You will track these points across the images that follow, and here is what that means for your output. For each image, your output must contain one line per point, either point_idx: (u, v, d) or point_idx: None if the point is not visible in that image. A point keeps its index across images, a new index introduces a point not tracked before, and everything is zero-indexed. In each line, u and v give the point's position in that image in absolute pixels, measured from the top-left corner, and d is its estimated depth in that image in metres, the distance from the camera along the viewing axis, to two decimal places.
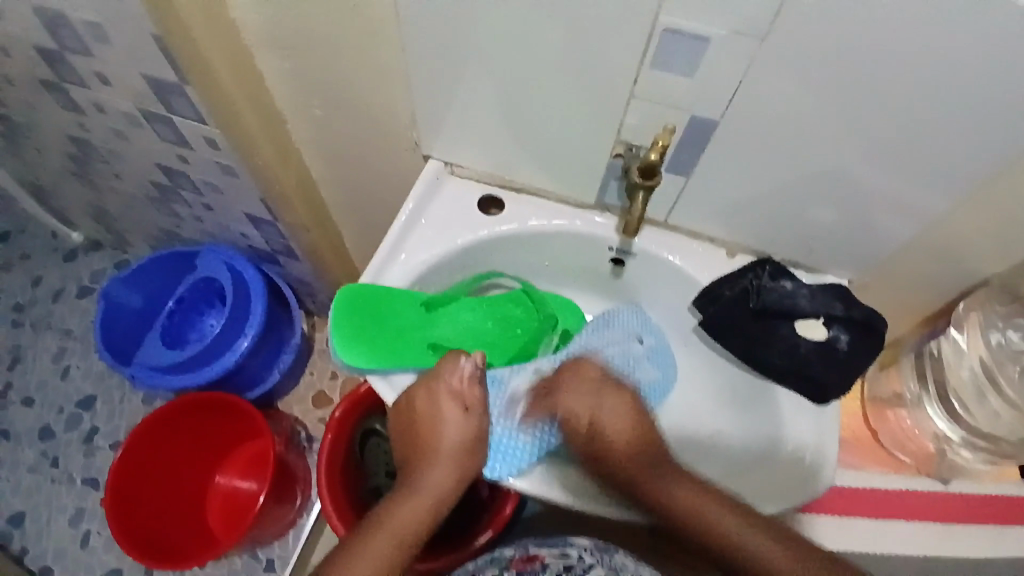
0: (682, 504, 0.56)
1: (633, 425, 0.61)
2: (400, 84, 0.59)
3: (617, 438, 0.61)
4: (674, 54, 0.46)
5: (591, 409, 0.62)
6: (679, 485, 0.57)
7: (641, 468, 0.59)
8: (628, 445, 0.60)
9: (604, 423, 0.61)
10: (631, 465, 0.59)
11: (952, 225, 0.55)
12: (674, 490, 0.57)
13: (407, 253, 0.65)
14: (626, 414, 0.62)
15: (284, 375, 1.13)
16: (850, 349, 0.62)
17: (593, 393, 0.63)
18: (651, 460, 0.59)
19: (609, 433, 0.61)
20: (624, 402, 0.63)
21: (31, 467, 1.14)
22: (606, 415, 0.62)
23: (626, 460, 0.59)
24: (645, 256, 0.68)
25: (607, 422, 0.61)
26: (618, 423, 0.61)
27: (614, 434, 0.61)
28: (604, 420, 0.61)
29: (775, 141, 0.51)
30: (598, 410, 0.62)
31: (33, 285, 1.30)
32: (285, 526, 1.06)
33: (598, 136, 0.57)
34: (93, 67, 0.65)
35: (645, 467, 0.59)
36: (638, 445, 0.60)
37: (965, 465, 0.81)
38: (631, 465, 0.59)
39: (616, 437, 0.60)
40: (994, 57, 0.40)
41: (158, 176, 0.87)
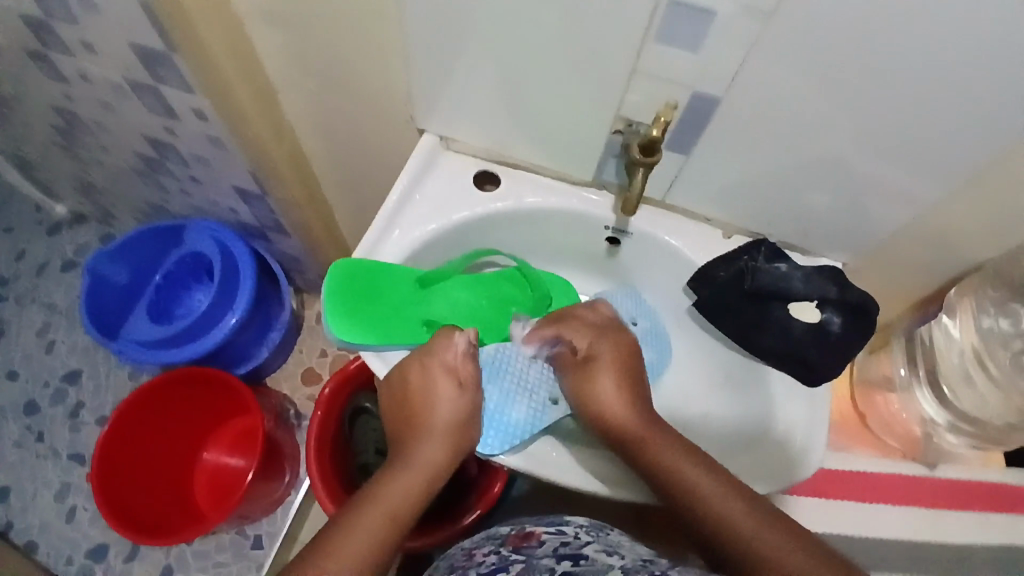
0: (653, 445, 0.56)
1: (628, 363, 0.63)
2: (395, 57, 0.58)
3: (611, 370, 0.61)
4: (677, 30, 0.45)
5: (591, 337, 0.64)
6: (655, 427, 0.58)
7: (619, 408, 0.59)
8: (620, 375, 0.61)
9: (603, 351, 0.63)
10: (615, 396, 0.60)
11: (947, 213, 0.55)
12: (650, 428, 0.58)
13: (401, 229, 0.65)
14: (623, 347, 0.63)
15: (273, 352, 1.12)
16: (842, 332, 0.63)
17: (598, 327, 0.65)
18: (641, 403, 0.60)
19: (602, 363, 0.62)
20: (619, 339, 0.64)
21: (16, 442, 1.13)
22: (604, 345, 0.63)
23: (606, 398, 0.60)
24: (641, 236, 0.68)
25: (603, 352, 0.63)
26: (615, 357, 0.62)
27: (608, 363, 0.62)
28: (603, 348, 0.63)
29: (775, 124, 0.51)
30: (596, 341, 0.63)
31: (17, 259, 1.28)
32: (273, 503, 1.05)
33: (597, 114, 0.56)
34: (78, 34, 0.63)
35: (627, 402, 0.59)
36: (629, 378, 0.62)
37: (950, 448, 0.83)
38: (613, 398, 0.60)
39: (609, 364, 0.62)
40: (999, 42, 0.40)
41: (145, 149, 0.85)
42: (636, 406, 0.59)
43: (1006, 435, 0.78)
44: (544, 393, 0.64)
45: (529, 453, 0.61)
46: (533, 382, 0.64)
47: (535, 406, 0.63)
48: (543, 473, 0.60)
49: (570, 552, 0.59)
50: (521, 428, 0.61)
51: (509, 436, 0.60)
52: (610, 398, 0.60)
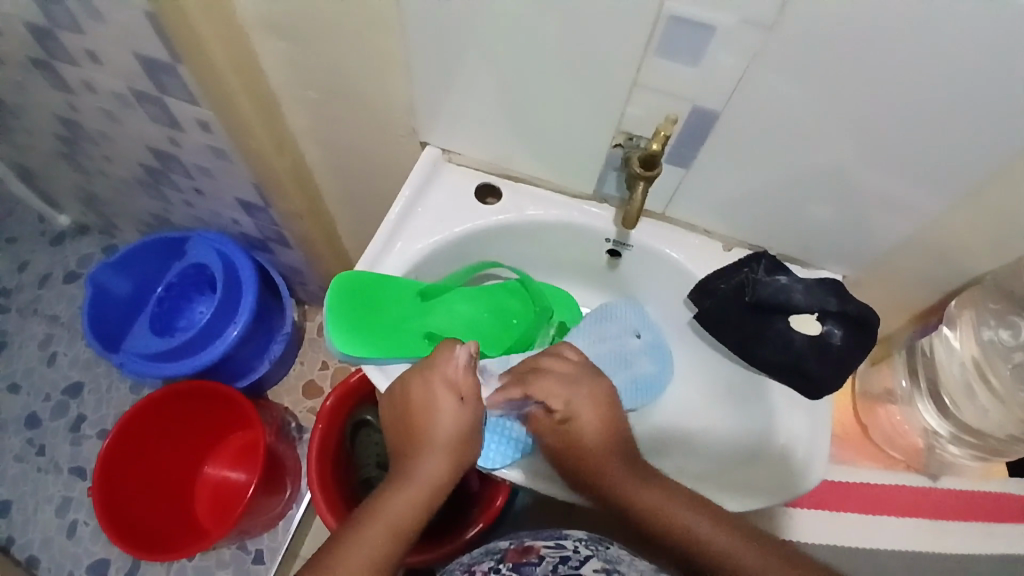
0: (650, 504, 0.57)
1: (609, 419, 0.61)
2: (398, 71, 0.58)
3: (592, 421, 0.60)
4: (676, 43, 0.46)
5: (566, 395, 0.61)
6: (646, 484, 0.58)
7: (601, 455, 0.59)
8: (603, 435, 0.60)
9: (581, 409, 0.61)
10: (604, 458, 0.59)
11: (947, 225, 0.56)
12: (639, 487, 0.57)
13: (403, 241, 0.65)
14: (600, 403, 0.61)
15: (275, 364, 1.12)
16: (844, 343, 0.62)
17: (572, 382, 0.62)
18: (624, 453, 0.60)
19: (581, 420, 0.60)
20: (593, 398, 0.61)
21: (17, 456, 1.12)
22: (580, 404, 0.61)
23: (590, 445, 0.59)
24: (642, 248, 0.68)
25: (580, 411, 0.61)
26: (594, 414, 0.61)
27: (590, 422, 0.60)
28: (581, 406, 0.61)
29: (774, 137, 0.51)
30: (573, 398, 0.61)
31: (20, 270, 1.28)
32: (274, 517, 1.05)
33: (598, 127, 0.57)
34: (85, 45, 0.64)
35: (617, 464, 0.59)
36: (611, 438, 0.60)
37: (952, 461, 0.82)
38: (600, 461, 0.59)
39: (592, 422, 0.60)
40: (996, 55, 0.40)
41: (149, 160, 0.86)
42: (625, 468, 0.59)
43: (1008, 447, 0.77)
44: None
45: (530, 464, 0.63)
46: None
47: None
48: (540, 485, 0.62)
49: (570, 572, 0.59)
50: (520, 442, 0.63)
51: (509, 449, 0.63)
52: (597, 457, 0.59)
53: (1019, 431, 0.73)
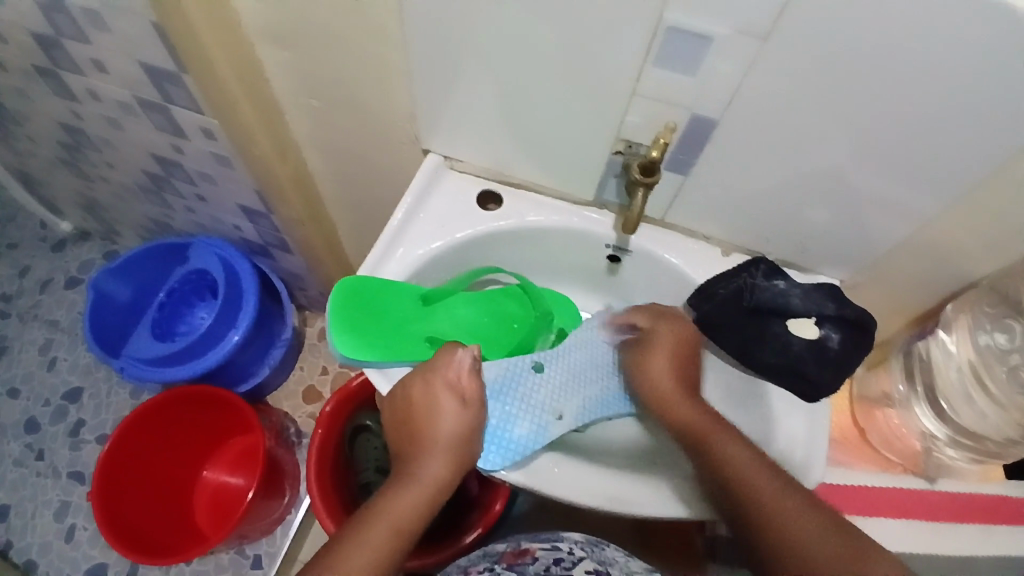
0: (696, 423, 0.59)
1: (682, 352, 0.64)
2: (400, 78, 0.59)
3: (666, 354, 0.63)
4: (674, 53, 0.47)
5: (651, 321, 0.65)
6: (701, 409, 0.60)
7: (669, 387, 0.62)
8: (672, 362, 0.63)
9: (662, 334, 0.64)
10: (666, 385, 0.62)
11: (942, 229, 0.57)
12: (695, 410, 0.60)
13: (405, 247, 0.66)
14: (680, 336, 0.64)
15: (275, 369, 1.13)
16: (841, 348, 0.63)
17: (657, 316, 0.65)
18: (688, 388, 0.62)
19: (658, 345, 0.64)
20: (682, 323, 0.65)
21: (16, 461, 1.13)
22: (661, 331, 0.64)
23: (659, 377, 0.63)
24: (642, 254, 0.69)
25: (659, 338, 0.64)
26: (672, 341, 0.64)
27: (661, 348, 0.63)
28: (662, 330, 0.64)
29: (769, 144, 0.52)
30: (655, 327, 0.65)
31: (20, 276, 1.29)
32: (273, 523, 1.06)
33: (598, 134, 0.57)
34: (89, 53, 0.64)
35: (675, 392, 0.62)
36: (680, 367, 0.63)
37: (950, 464, 0.82)
38: (665, 385, 0.62)
39: (664, 348, 0.63)
40: (989, 64, 0.41)
41: (150, 167, 0.86)
42: (682, 396, 0.61)
43: (1004, 448, 0.78)
44: (543, 409, 0.63)
45: (531, 469, 0.60)
46: (533, 399, 0.64)
47: (536, 423, 0.62)
48: (545, 490, 0.59)
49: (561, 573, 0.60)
50: (524, 444, 0.60)
51: (509, 452, 0.60)
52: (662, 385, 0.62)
53: (1016, 434, 0.74)
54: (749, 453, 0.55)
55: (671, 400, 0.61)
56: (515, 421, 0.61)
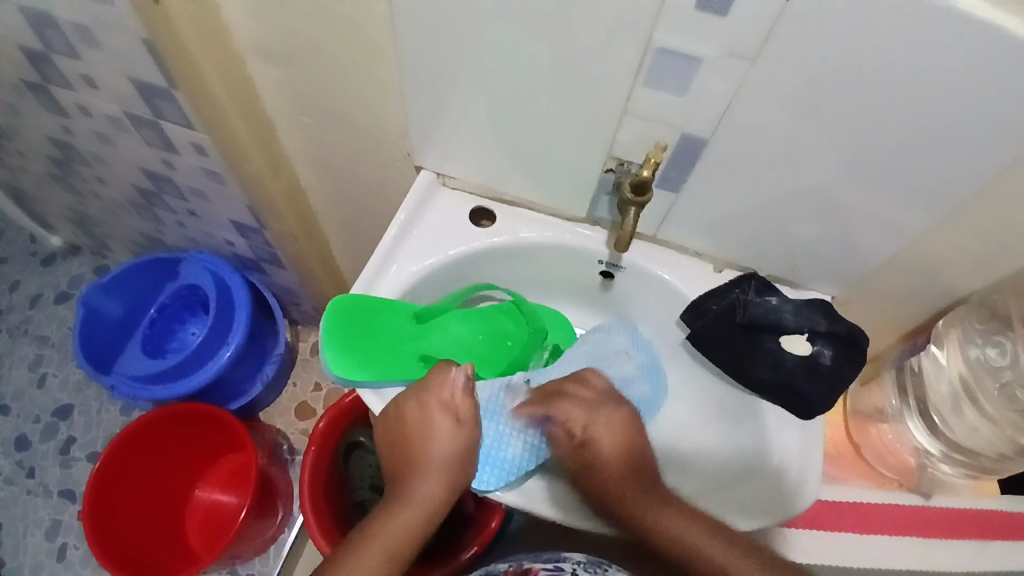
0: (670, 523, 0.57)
1: (627, 446, 0.61)
2: (392, 97, 0.59)
3: (612, 445, 0.60)
4: (663, 72, 0.47)
5: (587, 417, 0.61)
6: (666, 508, 0.57)
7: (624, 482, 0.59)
8: (619, 459, 0.60)
9: (600, 431, 0.61)
10: (622, 481, 0.59)
11: (931, 246, 0.57)
12: (658, 511, 0.57)
13: (398, 264, 0.65)
14: (623, 431, 0.61)
15: (267, 386, 1.12)
16: (834, 363, 0.63)
17: (592, 407, 0.62)
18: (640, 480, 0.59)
19: (601, 439, 0.60)
20: (616, 423, 0.62)
21: (6, 479, 1.11)
22: (600, 426, 0.61)
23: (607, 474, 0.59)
24: (635, 270, 0.69)
25: (601, 434, 0.61)
26: (613, 432, 0.61)
27: (609, 446, 0.60)
28: (600, 426, 0.61)
29: (760, 161, 0.53)
30: (592, 421, 0.61)
31: (11, 291, 1.28)
32: (266, 541, 1.05)
33: (589, 151, 0.58)
34: (81, 70, 0.64)
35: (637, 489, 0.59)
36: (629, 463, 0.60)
37: (944, 478, 0.83)
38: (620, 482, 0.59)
39: (610, 440, 0.60)
40: (973, 84, 0.41)
41: (142, 182, 0.86)
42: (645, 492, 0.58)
43: (998, 466, 0.77)
44: (540, 426, 0.62)
45: (525, 490, 0.60)
46: (530, 417, 0.63)
47: (531, 440, 0.61)
48: (540, 510, 0.59)
49: None
50: (517, 464, 0.60)
51: (504, 472, 0.59)
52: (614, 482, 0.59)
53: (1010, 449, 0.73)
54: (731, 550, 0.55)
55: (632, 498, 0.58)
56: (512, 438, 0.61)
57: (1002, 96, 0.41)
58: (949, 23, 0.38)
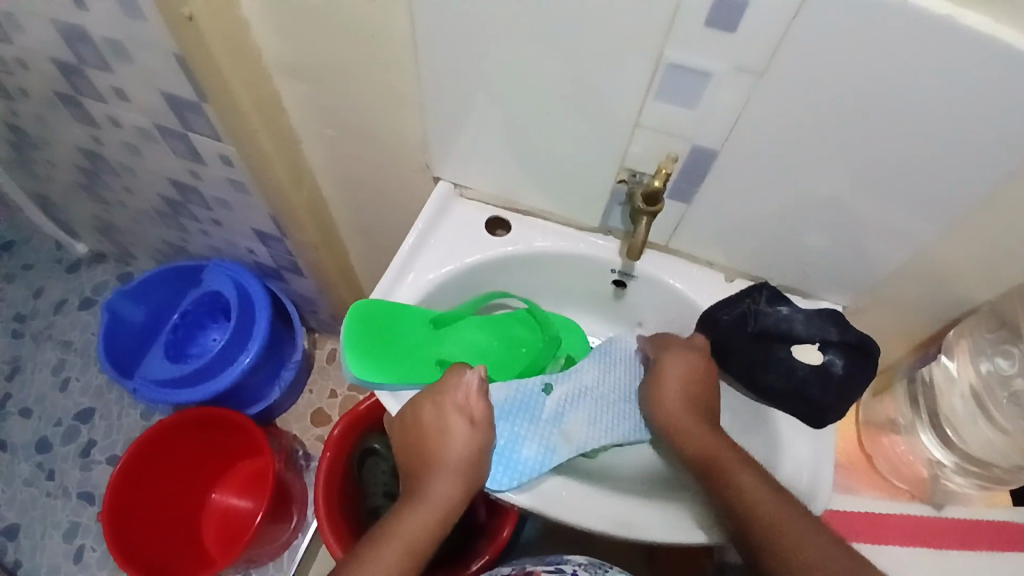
0: (731, 469, 0.56)
1: (693, 378, 0.63)
2: (412, 109, 0.61)
3: (678, 379, 0.63)
4: (675, 88, 0.49)
5: (662, 352, 0.65)
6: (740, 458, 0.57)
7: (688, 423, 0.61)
8: (685, 391, 0.62)
9: (670, 370, 0.63)
10: (678, 408, 0.62)
11: (941, 253, 0.58)
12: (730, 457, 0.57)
13: (416, 272, 0.67)
14: (693, 367, 0.63)
15: (285, 392, 1.14)
16: (846, 372, 0.63)
17: (665, 346, 0.66)
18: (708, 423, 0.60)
19: (670, 369, 0.64)
20: (688, 366, 0.64)
21: (27, 480, 1.14)
22: (672, 361, 0.64)
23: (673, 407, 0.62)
24: (646, 279, 0.70)
25: (662, 364, 0.64)
26: (690, 366, 0.64)
27: (673, 378, 0.63)
28: (669, 360, 0.64)
29: (768, 174, 0.54)
30: (668, 356, 0.65)
31: (35, 297, 1.31)
32: (279, 547, 1.06)
33: (601, 164, 0.59)
34: (112, 83, 0.67)
35: (689, 422, 0.61)
36: (694, 398, 0.62)
37: (959, 490, 0.83)
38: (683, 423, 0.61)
39: (675, 373, 0.63)
40: (975, 101, 0.42)
41: (168, 192, 0.89)
42: (697, 423, 0.61)
43: (1012, 476, 0.77)
44: (553, 429, 0.63)
45: (538, 491, 0.60)
46: (544, 422, 0.64)
47: (546, 445, 0.62)
48: (552, 512, 0.60)
49: None
50: (530, 466, 0.60)
51: (517, 473, 0.60)
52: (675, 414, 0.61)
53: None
54: (756, 477, 0.55)
55: (690, 430, 0.60)
56: (529, 443, 0.62)
57: (1007, 110, 0.42)
58: (954, 37, 0.39)
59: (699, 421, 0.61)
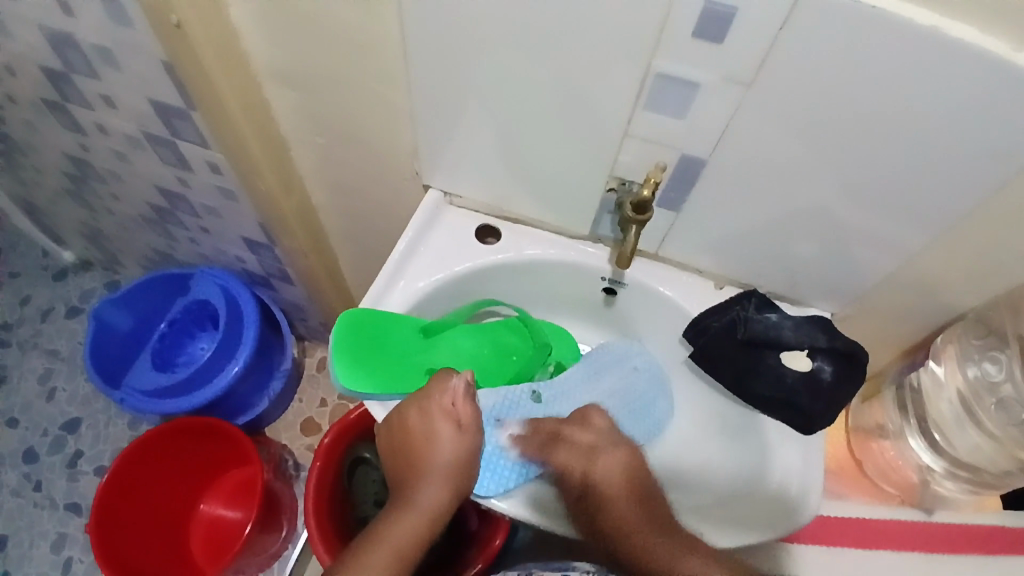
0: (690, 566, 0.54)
1: (627, 487, 0.61)
2: (403, 118, 0.61)
3: (613, 492, 0.60)
4: (664, 98, 0.49)
5: (584, 461, 0.62)
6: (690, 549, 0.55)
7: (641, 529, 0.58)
8: (627, 503, 0.60)
9: (600, 474, 0.61)
10: (626, 513, 0.59)
11: (928, 262, 0.58)
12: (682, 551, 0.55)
13: (406, 280, 0.67)
14: (627, 475, 0.62)
15: (274, 401, 1.14)
16: (835, 380, 0.64)
17: (589, 450, 0.63)
18: (657, 525, 0.58)
19: (601, 483, 0.61)
20: (619, 455, 0.63)
21: (12, 491, 1.12)
22: (602, 467, 0.62)
23: (618, 515, 0.59)
24: (636, 286, 0.70)
25: (591, 476, 0.61)
26: (620, 474, 0.61)
27: (610, 490, 0.60)
28: (597, 473, 0.61)
29: (759, 183, 0.54)
30: (591, 466, 0.62)
31: (22, 305, 1.30)
32: (270, 557, 1.05)
33: (592, 173, 0.59)
34: (101, 90, 0.67)
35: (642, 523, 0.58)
36: (634, 502, 0.60)
37: (948, 495, 0.83)
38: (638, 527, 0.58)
39: (611, 490, 0.60)
40: (962, 111, 0.43)
41: (157, 200, 0.88)
42: (648, 524, 0.58)
43: (1001, 481, 0.78)
44: (542, 434, 0.64)
45: (524, 498, 0.62)
46: (532, 426, 0.65)
47: (532, 450, 0.63)
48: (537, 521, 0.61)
49: None
50: (514, 471, 0.62)
51: (503, 477, 0.62)
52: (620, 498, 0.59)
53: (1012, 467, 0.74)
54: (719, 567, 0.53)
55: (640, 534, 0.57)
56: (517, 447, 0.63)
57: (995, 121, 0.43)
58: (941, 48, 0.40)
59: (648, 522, 0.58)
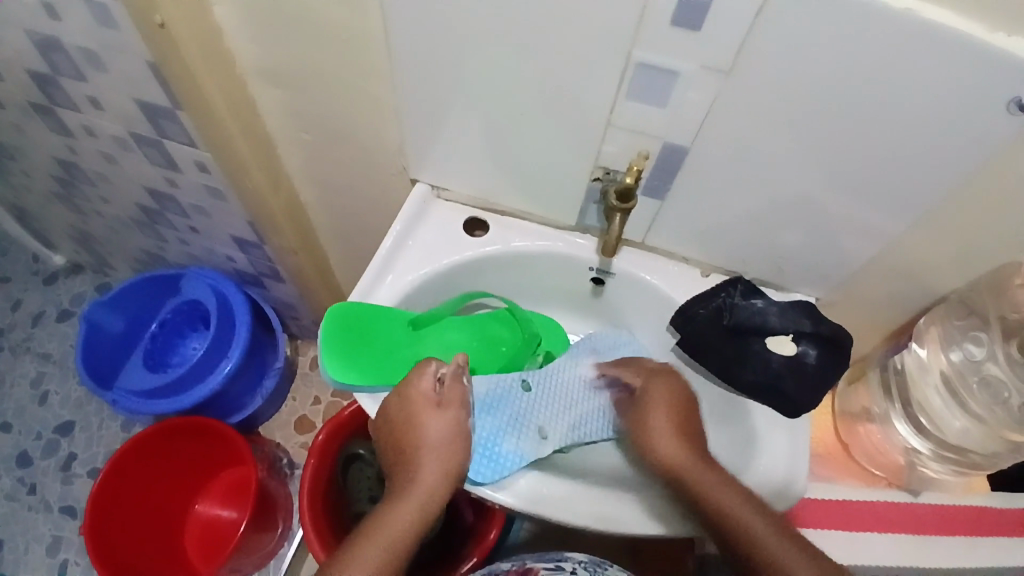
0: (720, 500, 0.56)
1: (674, 407, 0.63)
2: (389, 113, 0.61)
3: (663, 409, 0.63)
4: (646, 88, 0.50)
5: (645, 378, 0.66)
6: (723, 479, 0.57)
7: (679, 454, 0.59)
8: (669, 421, 0.62)
9: (655, 392, 0.64)
10: (664, 438, 0.61)
11: (908, 245, 0.59)
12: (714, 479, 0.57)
13: (394, 274, 0.67)
14: (676, 395, 0.64)
15: (268, 399, 1.14)
16: (818, 363, 0.65)
17: (651, 374, 0.66)
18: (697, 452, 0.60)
19: (655, 401, 0.63)
20: (672, 379, 0.65)
21: (7, 495, 1.12)
22: (656, 387, 0.64)
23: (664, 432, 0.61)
24: (624, 276, 0.71)
25: (648, 391, 0.64)
26: (669, 398, 0.63)
27: (658, 408, 0.63)
28: (655, 387, 0.64)
29: (742, 171, 0.55)
30: (651, 382, 0.65)
31: (12, 309, 1.30)
32: (265, 555, 1.06)
33: (578, 164, 0.60)
34: (86, 91, 0.67)
35: (681, 454, 0.59)
36: (678, 422, 0.62)
37: (934, 478, 0.85)
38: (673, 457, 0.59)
39: (660, 405, 0.63)
40: (937, 95, 0.44)
41: (145, 200, 0.88)
42: (687, 452, 0.60)
43: (989, 461, 0.79)
44: (532, 427, 0.64)
45: (521, 491, 0.59)
46: (522, 417, 0.64)
47: (523, 441, 0.62)
48: (535, 509, 0.59)
49: None
50: (510, 459, 0.60)
51: (501, 466, 0.60)
52: (669, 450, 0.60)
53: (998, 447, 0.75)
54: (744, 502, 0.56)
55: (676, 466, 0.59)
56: (511, 437, 0.62)
57: (968, 105, 0.44)
58: (916, 33, 0.41)
59: (684, 444, 0.60)
